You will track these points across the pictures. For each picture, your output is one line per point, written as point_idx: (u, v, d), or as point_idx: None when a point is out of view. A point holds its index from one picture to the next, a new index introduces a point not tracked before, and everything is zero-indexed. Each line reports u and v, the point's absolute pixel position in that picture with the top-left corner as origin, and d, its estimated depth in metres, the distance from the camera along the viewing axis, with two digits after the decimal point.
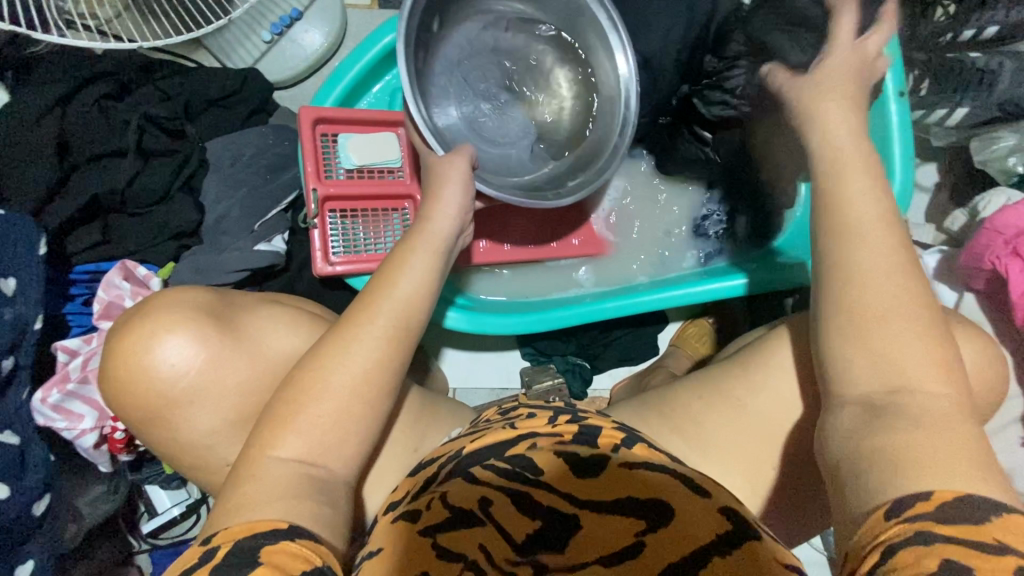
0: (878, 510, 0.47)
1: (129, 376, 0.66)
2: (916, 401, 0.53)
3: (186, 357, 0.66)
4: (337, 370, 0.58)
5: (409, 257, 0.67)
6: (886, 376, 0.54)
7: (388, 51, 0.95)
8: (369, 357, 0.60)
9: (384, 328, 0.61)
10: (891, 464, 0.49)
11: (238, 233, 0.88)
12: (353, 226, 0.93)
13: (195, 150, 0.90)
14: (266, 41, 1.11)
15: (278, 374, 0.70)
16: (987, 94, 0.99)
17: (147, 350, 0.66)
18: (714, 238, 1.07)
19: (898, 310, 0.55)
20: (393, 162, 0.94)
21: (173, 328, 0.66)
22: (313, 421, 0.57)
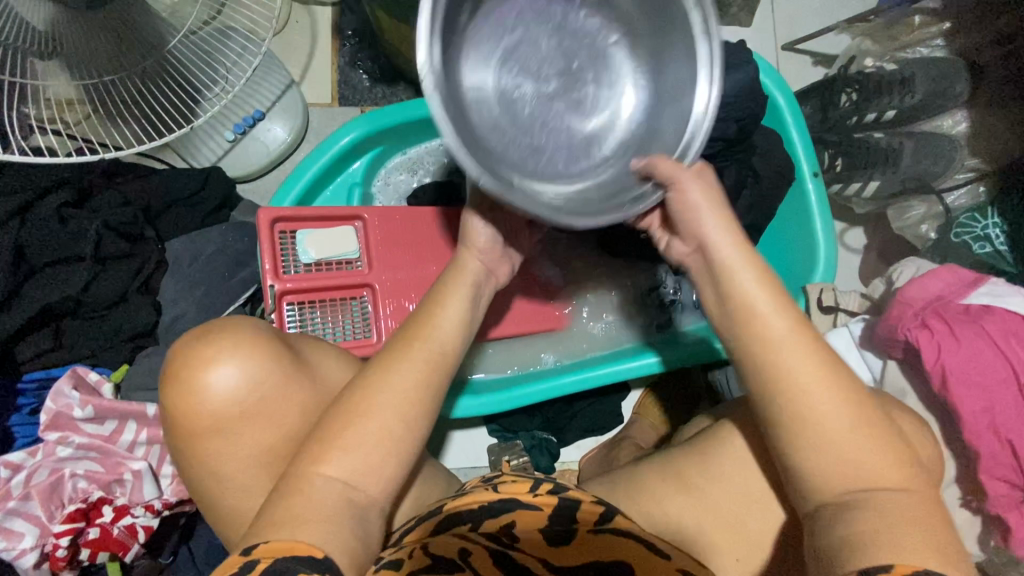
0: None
1: (202, 387, 0.69)
2: (882, 500, 0.56)
3: (239, 376, 0.70)
4: (383, 396, 0.66)
5: (448, 295, 0.77)
6: (848, 479, 0.57)
7: (346, 149, 1.01)
8: (414, 373, 0.68)
9: (424, 360, 0.70)
10: (865, 541, 0.53)
11: (194, 333, 0.88)
12: (312, 317, 0.95)
13: (153, 253, 0.92)
14: (230, 140, 1.17)
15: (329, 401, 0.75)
16: (894, 169, 1.09)
17: (221, 361, 0.70)
18: (665, 307, 1.13)
19: (869, 445, 0.57)
20: (350, 254, 0.98)
21: (245, 347, 0.71)
22: (364, 433, 0.63)
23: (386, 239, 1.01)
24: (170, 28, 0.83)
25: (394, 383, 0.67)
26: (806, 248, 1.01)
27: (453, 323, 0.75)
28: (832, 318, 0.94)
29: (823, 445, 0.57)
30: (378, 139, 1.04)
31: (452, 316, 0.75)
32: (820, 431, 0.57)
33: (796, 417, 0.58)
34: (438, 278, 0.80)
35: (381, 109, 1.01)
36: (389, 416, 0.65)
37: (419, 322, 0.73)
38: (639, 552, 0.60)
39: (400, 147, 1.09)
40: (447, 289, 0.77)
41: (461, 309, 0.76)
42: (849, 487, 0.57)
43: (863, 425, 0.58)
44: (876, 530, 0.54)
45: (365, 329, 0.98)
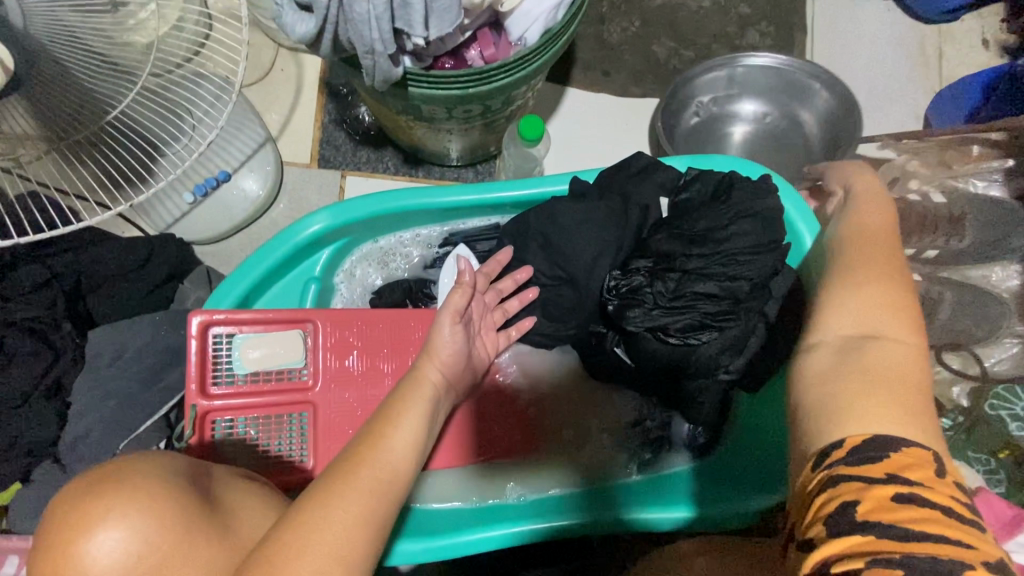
0: (808, 462, 0.50)
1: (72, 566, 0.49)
2: (881, 349, 0.53)
3: (141, 544, 0.51)
4: (330, 515, 0.55)
5: (404, 411, 0.69)
6: (864, 322, 0.55)
7: (305, 242, 0.89)
8: (362, 500, 0.58)
9: (372, 479, 0.60)
10: (835, 411, 0.50)
11: (95, 456, 0.76)
12: (241, 436, 0.83)
13: (71, 347, 0.82)
14: (189, 202, 1.06)
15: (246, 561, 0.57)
16: (929, 322, 0.96)
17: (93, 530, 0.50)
18: (650, 442, 1.01)
19: (903, 322, 0.54)
20: (293, 362, 0.86)
21: (127, 513, 0.51)
22: (316, 560, 0.52)
23: (338, 346, 0.89)
24: (116, 93, 0.68)
25: (341, 506, 0.56)
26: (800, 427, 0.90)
27: (405, 443, 0.66)
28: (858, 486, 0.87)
29: (854, 280, 0.58)
30: (344, 232, 0.92)
31: (407, 436, 0.66)
32: (850, 312, 0.57)
33: (846, 299, 0.57)
34: (392, 389, 0.73)
35: (348, 202, 0.90)
36: (332, 553, 0.53)
37: (372, 438, 0.64)
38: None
39: (371, 237, 0.97)
40: (398, 400, 0.70)
41: (418, 423, 0.68)
42: (852, 332, 0.55)
43: (902, 309, 0.55)
44: (861, 394, 0.50)
45: (301, 452, 0.86)
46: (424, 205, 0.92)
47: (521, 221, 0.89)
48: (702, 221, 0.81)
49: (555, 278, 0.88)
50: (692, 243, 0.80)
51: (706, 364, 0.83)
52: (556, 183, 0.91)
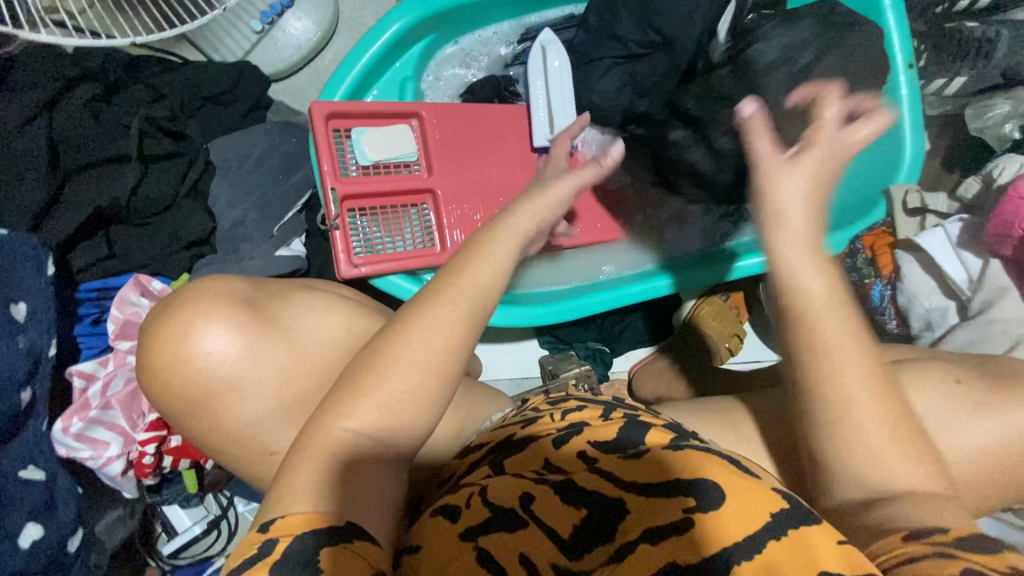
0: (896, 535, 0.42)
1: (170, 364, 0.56)
2: (875, 470, 0.46)
3: (234, 344, 0.57)
4: (415, 347, 0.48)
5: (490, 244, 0.54)
6: (861, 480, 0.46)
7: (398, 37, 0.91)
8: (449, 329, 0.49)
9: (465, 314, 0.49)
10: (895, 521, 0.43)
11: (257, 239, 0.82)
12: (372, 228, 0.89)
13: (199, 153, 0.84)
14: (256, 32, 1.05)
15: (320, 363, 0.61)
16: (985, 63, 1.01)
17: (185, 336, 0.56)
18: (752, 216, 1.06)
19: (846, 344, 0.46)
20: (409, 156, 0.91)
21: (210, 315, 0.57)
22: (394, 391, 0.47)
23: (444, 140, 0.93)
24: None
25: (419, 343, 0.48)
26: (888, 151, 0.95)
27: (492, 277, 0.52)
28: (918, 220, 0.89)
29: (843, 441, 0.46)
30: (431, 26, 0.94)
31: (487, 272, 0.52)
32: (810, 370, 0.46)
33: (800, 369, 0.47)
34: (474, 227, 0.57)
35: None
36: (415, 370, 0.48)
37: (454, 262, 0.52)
38: (731, 472, 0.48)
39: (452, 37, 1.00)
40: (477, 243, 0.54)
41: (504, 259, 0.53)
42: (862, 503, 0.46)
43: (854, 334, 0.46)
44: (914, 513, 0.43)
45: (427, 237, 0.93)
46: None
47: None
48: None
49: (649, 45, 0.93)
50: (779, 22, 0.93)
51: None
52: None
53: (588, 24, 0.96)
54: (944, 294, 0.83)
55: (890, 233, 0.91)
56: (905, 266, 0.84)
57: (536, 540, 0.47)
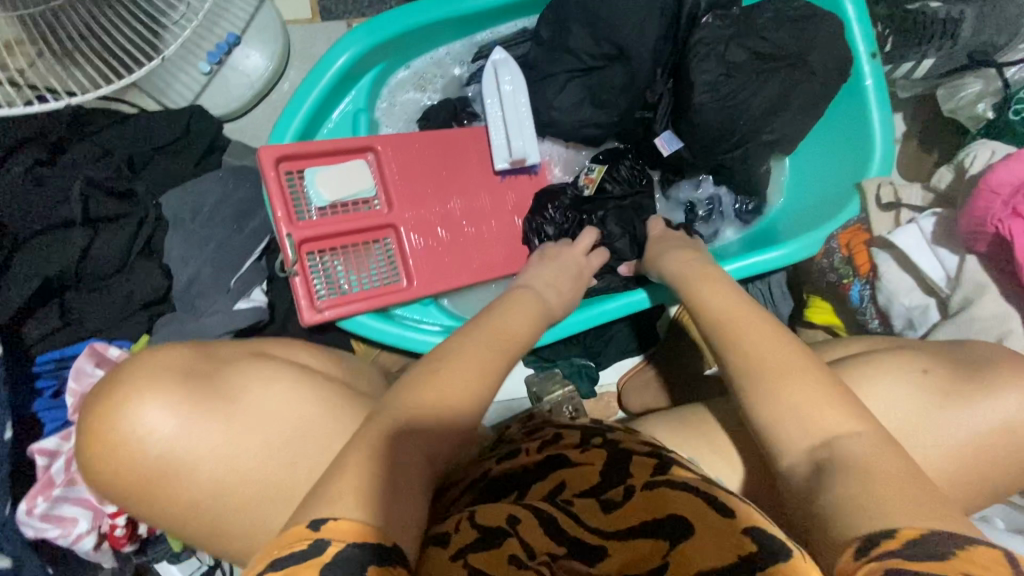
0: (849, 546, 0.41)
1: (108, 449, 0.54)
2: (819, 423, 0.50)
3: (173, 421, 0.55)
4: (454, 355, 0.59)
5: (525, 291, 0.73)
6: (803, 428, 0.50)
7: (346, 70, 0.88)
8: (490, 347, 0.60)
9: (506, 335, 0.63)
10: (848, 507, 0.43)
11: (214, 294, 0.80)
12: (335, 269, 0.87)
13: (150, 208, 0.82)
14: (205, 73, 1.03)
15: (270, 437, 0.58)
16: (952, 44, 0.99)
17: (122, 420, 0.54)
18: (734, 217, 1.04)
19: (746, 316, 0.61)
20: (367, 191, 0.88)
21: (146, 397, 0.55)
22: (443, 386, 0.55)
23: (402, 171, 0.90)
24: None
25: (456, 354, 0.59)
26: (857, 140, 0.93)
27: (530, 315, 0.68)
28: (894, 215, 0.86)
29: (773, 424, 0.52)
30: (379, 56, 0.91)
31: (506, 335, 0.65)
32: (732, 341, 0.58)
33: (725, 345, 0.59)
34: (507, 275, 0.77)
35: (378, 19, 0.87)
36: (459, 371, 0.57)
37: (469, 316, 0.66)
38: (701, 506, 0.50)
39: (402, 61, 0.96)
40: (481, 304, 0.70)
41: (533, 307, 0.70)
42: (815, 450, 0.49)
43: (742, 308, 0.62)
44: (869, 493, 0.44)
45: (392, 271, 0.91)
46: (454, 15, 0.90)
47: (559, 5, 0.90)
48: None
49: (604, 57, 0.90)
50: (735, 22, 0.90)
51: (752, 126, 0.91)
52: None
53: (542, 38, 0.93)
54: (923, 291, 0.80)
55: (864, 230, 0.88)
56: (882, 265, 0.82)
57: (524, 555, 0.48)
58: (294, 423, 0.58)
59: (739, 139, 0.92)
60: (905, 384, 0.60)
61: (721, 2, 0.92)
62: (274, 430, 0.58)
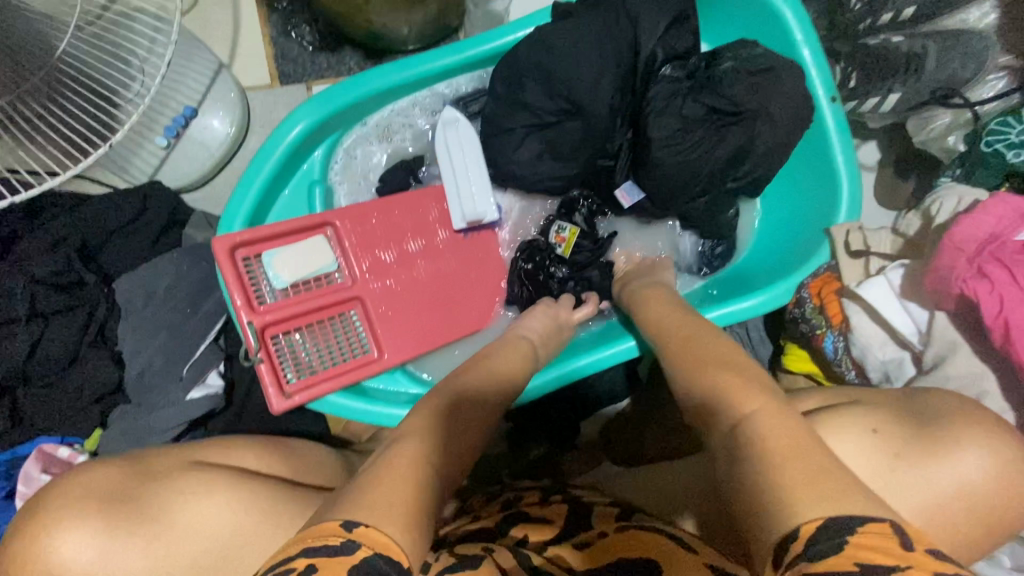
0: (783, 538, 0.41)
1: (37, 570, 0.60)
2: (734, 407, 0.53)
3: (92, 549, 0.60)
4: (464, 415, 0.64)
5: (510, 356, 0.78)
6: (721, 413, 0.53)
7: (300, 141, 0.87)
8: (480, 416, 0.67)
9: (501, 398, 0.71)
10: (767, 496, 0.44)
11: (165, 385, 0.78)
12: (302, 348, 0.85)
13: (102, 298, 0.81)
14: (163, 146, 1.01)
15: (185, 553, 0.62)
16: (917, 78, 0.97)
17: (48, 548, 0.60)
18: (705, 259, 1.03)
19: (697, 337, 0.67)
20: (327, 267, 0.86)
21: (68, 526, 0.60)
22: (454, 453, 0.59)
23: (364, 242, 0.89)
24: None
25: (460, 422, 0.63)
26: (827, 184, 0.92)
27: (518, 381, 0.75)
28: (864, 262, 0.84)
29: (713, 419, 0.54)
30: (332, 125, 0.91)
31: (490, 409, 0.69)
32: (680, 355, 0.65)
33: (676, 361, 0.65)
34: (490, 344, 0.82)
35: (327, 91, 0.86)
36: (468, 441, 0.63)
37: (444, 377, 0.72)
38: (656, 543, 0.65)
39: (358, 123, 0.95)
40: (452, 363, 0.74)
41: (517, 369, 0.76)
42: (729, 433, 0.51)
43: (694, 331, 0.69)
44: (781, 476, 0.44)
45: (362, 344, 0.89)
46: (406, 79, 0.89)
47: (511, 62, 0.88)
48: (692, 42, 0.92)
49: (560, 112, 0.88)
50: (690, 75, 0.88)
51: (715, 176, 0.90)
52: (534, 20, 0.91)
53: (496, 94, 0.91)
54: (897, 344, 0.78)
55: (835, 277, 0.85)
56: (852, 316, 0.79)
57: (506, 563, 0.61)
58: (216, 541, 0.64)
59: (700, 188, 0.91)
60: (863, 442, 0.62)
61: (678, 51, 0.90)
62: (192, 547, 0.63)
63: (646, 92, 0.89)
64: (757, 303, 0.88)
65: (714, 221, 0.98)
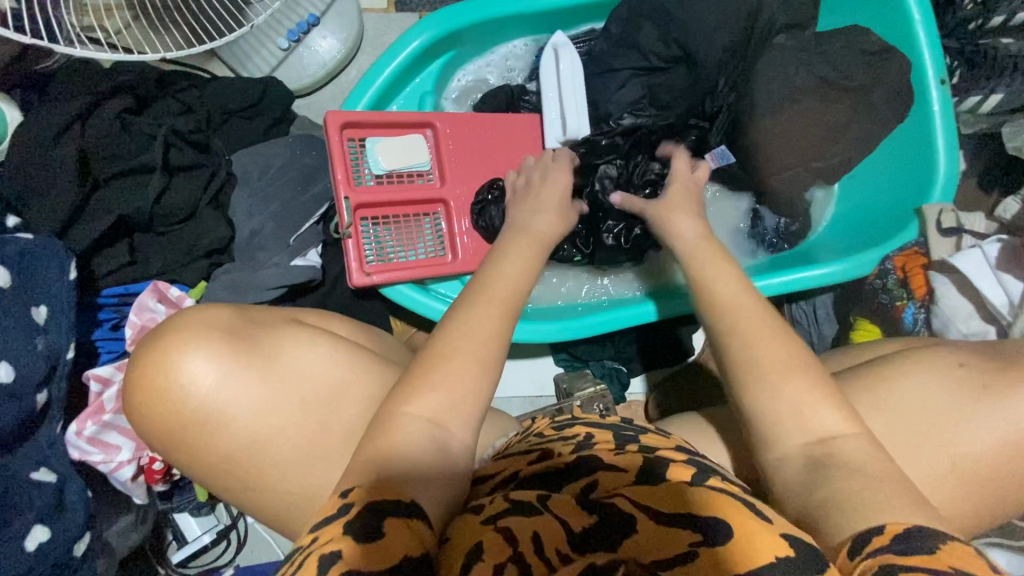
0: (843, 547, 0.42)
1: (160, 398, 0.60)
2: (847, 451, 0.49)
3: (221, 370, 0.60)
4: (463, 332, 0.57)
5: (507, 250, 0.70)
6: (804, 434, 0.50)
7: (418, 53, 0.92)
8: (493, 317, 0.59)
9: (497, 305, 0.60)
10: (840, 504, 0.45)
11: (273, 248, 0.84)
12: (386, 236, 0.90)
13: (222, 164, 0.86)
14: (283, 49, 1.07)
15: (309, 398, 0.63)
16: None
17: (173, 368, 0.59)
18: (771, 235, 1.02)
19: (745, 314, 0.58)
20: (423, 165, 0.91)
21: (195, 347, 0.60)
22: (466, 353, 0.55)
23: (459, 149, 0.93)
24: None
25: (474, 330, 0.57)
26: (921, 167, 0.92)
27: (517, 281, 0.65)
28: (956, 240, 0.83)
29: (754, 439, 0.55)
30: (449, 43, 0.95)
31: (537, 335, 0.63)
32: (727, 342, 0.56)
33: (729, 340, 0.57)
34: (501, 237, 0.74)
35: (452, 7, 0.91)
36: (482, 335, 0.57)
37: (479, 276, 0.65)
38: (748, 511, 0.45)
39: (471, 50, 0.99)
40: (503, 249, 0.71)
41: (521, 261, 0.68)
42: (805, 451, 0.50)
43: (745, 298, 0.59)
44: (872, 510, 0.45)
45: (439, 246, 0.93)
46: (529, 9, 0.94)
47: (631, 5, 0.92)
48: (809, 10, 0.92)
49: (669, 60, 0.91)
50: (805, 46, 0.90)
51: (810, 151, 0.91)
52: None
53: (610, 33, 0.94)
54: (982, 318, 0.79)
55: (922, 254, 0.85)
56: (940, 288, 0.82)
57: (548, 523, 0.44)
58: (324, 394, 0.64)
59: (790, 163, 0.92)
60: (937, 374, 0.61)
61: (797, 22, 0.92)
62: (308, 399, 0.63)
63: (758, 54, 0.91)
64: (844, 270, 0.86)
65: (800, 194, 0.99)
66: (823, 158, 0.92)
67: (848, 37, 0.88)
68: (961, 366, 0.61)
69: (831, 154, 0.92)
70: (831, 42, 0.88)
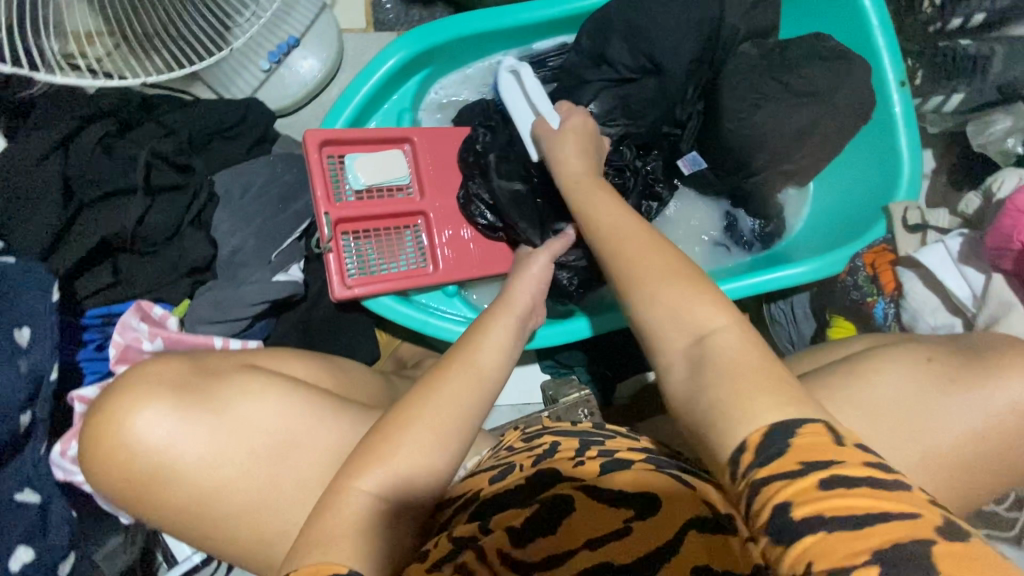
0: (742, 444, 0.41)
1: (109, 456, 0.61)
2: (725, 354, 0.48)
3: (170, 427, 0.62)
4: (429, 407, 0.55)
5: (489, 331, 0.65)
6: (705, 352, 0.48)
7: (395, 71, 0.94)
8: (460, 398, 0.57)
9: (468, 391, 0.57)
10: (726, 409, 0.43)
11: (255, 265, 0.86)
12: (367, 249, 0.92)
13: (204, 184, 0.87)
14: (265, 70, 1.10)
15: (256, 450, 0.64)
16: (981, 78, 0.99)
17: (121, 424, 0.61)
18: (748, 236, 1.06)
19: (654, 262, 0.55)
20: (401, 179, 0.93)
21: (145, 403, 0.62)
22: (430, 424, 0.54)
23: (435, 162, 0.95)
24: None
25: (432, 416, 0.55)
26: (888, 165, 0.95)
27: (493, 361, 0.61)
28: (920, 236, 0.86)
29: (658, 306, 0.52)
30: (426, 59, 0.98)
31: (494, 354, 0.62)
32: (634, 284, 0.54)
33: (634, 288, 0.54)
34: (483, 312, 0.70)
35: (428, 25, 0.93)
36: (451, 410, 0.55)
37: (461, 349, 0.62)
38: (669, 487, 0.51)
39: (448, 66, 1.02)
40: (480, 326, 0.66)
41: (503, 338, 0.64)
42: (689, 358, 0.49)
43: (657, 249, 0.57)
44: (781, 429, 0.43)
45: (421, 258, 0.95)
46: (503, 25, 0.96)
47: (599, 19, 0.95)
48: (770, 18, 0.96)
49: (639, 70, 0.93)
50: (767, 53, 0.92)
51: (777, 154, 0.93)
52: None
53: (581, 47, 0.97)
54: (949, 311, 0.81)
55: (890, 250, 0.88)
56: (906, 282, 0.83)
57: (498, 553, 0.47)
58: (274, 447, 0.64)
59: (758, 166, 0.94)
60: (910, 369, 0.63)
61: (759, 31, 0.96)
62: (255, 452, 0.64)
63: (723, 63, 0.94)
64: (804, 271, 0.88)
65: (771, 196, 1.02)
66: (789, 161, 0.95)
67: (810, 43, 0.91)
68: (927, 359, 0.63)
69: (797, 156, 0.95)
70: (793, 48, 0.91)
